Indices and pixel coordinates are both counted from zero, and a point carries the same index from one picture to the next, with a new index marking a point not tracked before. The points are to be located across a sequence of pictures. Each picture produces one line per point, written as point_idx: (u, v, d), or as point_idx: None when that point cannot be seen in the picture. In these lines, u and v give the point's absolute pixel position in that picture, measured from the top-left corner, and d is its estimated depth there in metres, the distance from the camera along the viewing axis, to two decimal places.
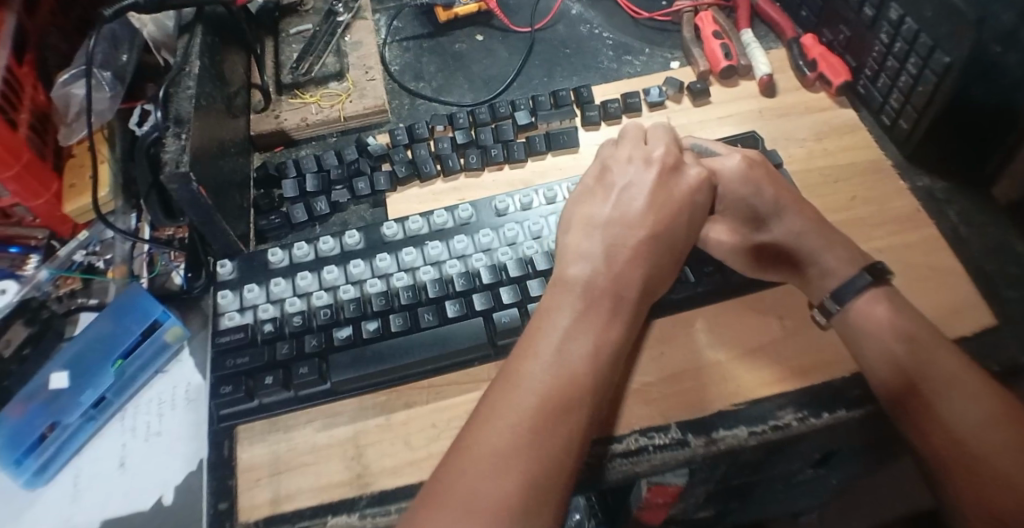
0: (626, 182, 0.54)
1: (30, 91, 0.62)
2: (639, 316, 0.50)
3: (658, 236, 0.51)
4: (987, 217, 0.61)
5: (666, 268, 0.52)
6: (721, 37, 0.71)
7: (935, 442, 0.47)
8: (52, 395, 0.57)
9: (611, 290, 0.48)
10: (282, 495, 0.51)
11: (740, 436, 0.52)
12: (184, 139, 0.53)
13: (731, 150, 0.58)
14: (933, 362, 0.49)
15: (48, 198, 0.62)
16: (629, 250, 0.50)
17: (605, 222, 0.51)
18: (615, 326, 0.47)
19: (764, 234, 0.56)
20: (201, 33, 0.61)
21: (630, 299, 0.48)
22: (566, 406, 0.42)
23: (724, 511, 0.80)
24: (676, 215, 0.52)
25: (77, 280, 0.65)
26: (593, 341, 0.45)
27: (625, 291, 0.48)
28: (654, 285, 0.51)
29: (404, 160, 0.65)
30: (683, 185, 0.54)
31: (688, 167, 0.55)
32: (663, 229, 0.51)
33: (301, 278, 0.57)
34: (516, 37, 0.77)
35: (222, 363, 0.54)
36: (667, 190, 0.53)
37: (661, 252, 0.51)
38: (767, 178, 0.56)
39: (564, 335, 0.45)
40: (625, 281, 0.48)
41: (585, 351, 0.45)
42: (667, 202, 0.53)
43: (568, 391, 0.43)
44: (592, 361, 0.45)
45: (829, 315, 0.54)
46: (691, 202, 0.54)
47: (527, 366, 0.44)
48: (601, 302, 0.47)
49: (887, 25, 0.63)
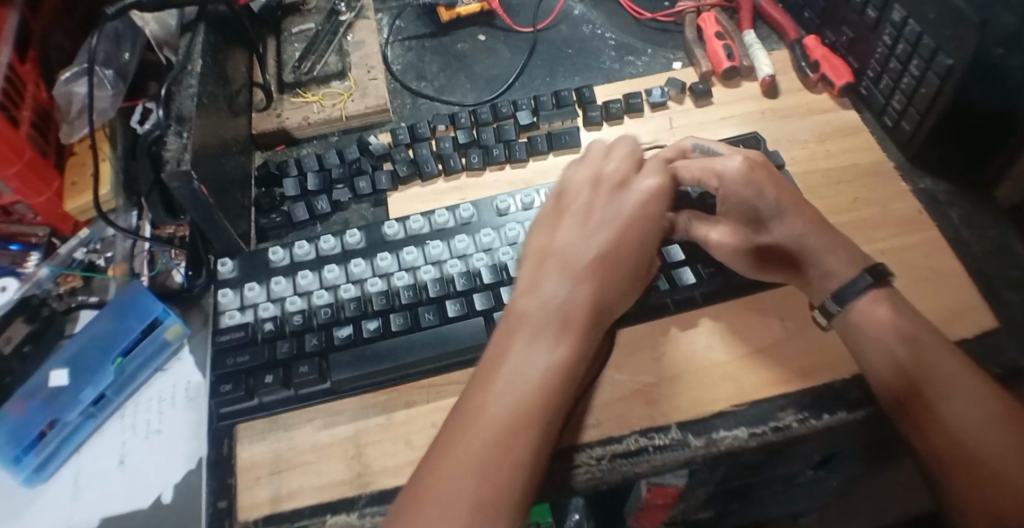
0: (578, 208, 0.53)
1: (32, 89, 0.62)
2: (597, 338, 0.50)
3: (608, 260, 0.51)
4: (989, 220, 0.61)
5: (623, 290, 0.51)
6: (723, 38, 0.71)
7: (935, 443, 0.47)
8: (52, 393, 0.57)
9: (560, 315, 0.48)
10: (281, 494, 0.51)
11: (740, 438, 0.52)
12: (186, 137, 0.53)
13: (733, 151, 0.57)
14: (933, 364, 0.49)
15: (49, 196, 0.62)
16: (576, 276, 0.50)
17: (554, 251, 0.51)
18: (566, 349, 0.47)
19: (765, 235, 0.55)
20: (204, 31, 0.61)
21: (579, 323, 0.48)
22: (519, 430, 0.43)
23: (724, 512, 0.80)
24: (628, 235, 0.52)
25: (77, 279, 0.65)
26: (544, 366, 0.46)
27: (574, 316, 0.48)
28: (611, 307, 0.51)
29: (406, 160, 0.65)
30: (638, 202, 0.53)
31: (644, 183, 0.54)
32: (613, 252, 0.51)
33: (301, 277, 0.57)
34: (518, 37, 0.77)
35: (222, 362, 0.54)
36: (619, 211, 0.53)
37: (613, 275, 0.51)
38: (770, 182, 0.55)
39: (516, 362, 0.46)
40: (576, 306, 0.49)
41: (536, 376, 0.45)
42: (618, 224, 0.52)
43: (520, 417, 0.43)
44: (544, 386, 0.45)
45: (831, 316, 0.54)
46: (645, 220, 0.53)
47: (483, 393, 0.44)
48: (549, 329, 0.47)
49: (890, 26, 0.63)
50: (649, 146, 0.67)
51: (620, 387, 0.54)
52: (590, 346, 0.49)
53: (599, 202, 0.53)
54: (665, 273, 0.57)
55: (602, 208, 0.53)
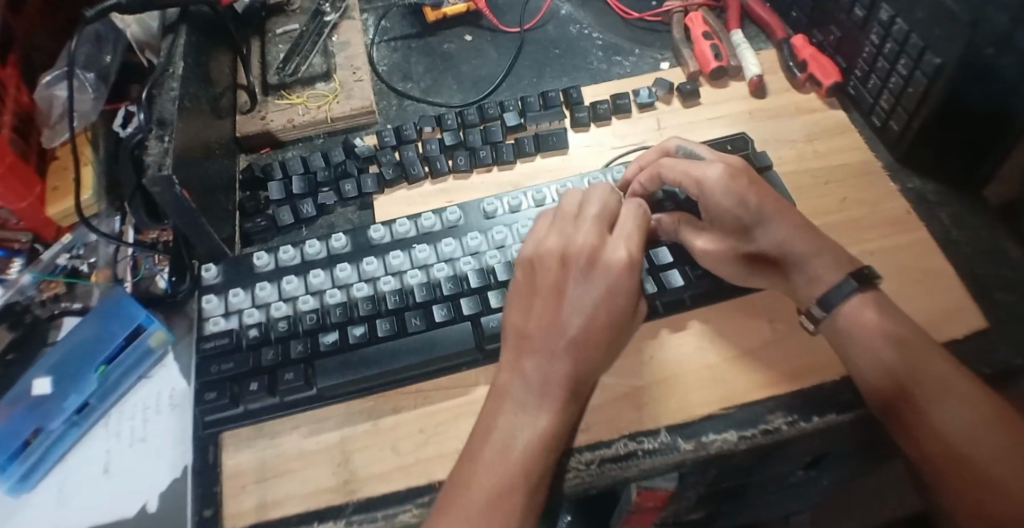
0: (549, 282, 0.51)
1: (14, 92, 0.61)
2: (580, 401, 0.49)
3: (583, 337, 0.49)
4: (977, 220, 0.61)
5: (602, 360, 0.50)
6: (711, 37, 0.71)
7: (926, 446, 0.47)
8: (36, 400, 0.56)
9: (538, 387, 0.47)
10: (268, 502, 0.50)
11: (729, 441, 0.51)
12: (168, 141, 0.52)
13: (715, 157, 0.57)
14: (923, 367, 0.48)
15: (32, 201, 0.61)
16: (552, 353, 0.48)
17: (528, 330, 0.50)
18: (549, 419, 0.47)
19: (751, 244, 0.54)
20: (185, 33, 0.60)
21: (557, 396, 0.47)
22: (508, 497, 0.44)
23: (715, 513, 0.80)
24: (601, 307, 0.49)
25: (61, 284, 0.64)
26: (528, 439, 0.46)
27: (554, 390, 0.47)
28: (592, 376, 0.49)
29: (392, 162, 0.64)
30: (608, 273, 0.50)
31: (614, 252, 0.51)
32: (587, 328, 0.49)
33: (287, 282, 0.57)
34: (505, 37, 0.76)
35: (207, 369, 0.53)
36: (590, 285, 0.50)
37: (589, 350, 0.49)
38: (750, 188, 0.54)
39: (499, 434, 0.46)
40: (554, 382, 0.48)
41: (520, 445, 0.45)
42: (589, 299, 0.50)
43: (507, 485, 0.44)
44: (528, 454, 0.45)
45: (817, 321, 0.53)
46: (617, 291, 0.50)
47: (470, 468, 0.45)
48: (530, 404, 0.47)
49: (878, 25, 0.63)
50: (637, 147, 0.66)
51: (609, 391, 0.53)
52: (573, 413, 0.48)
53: (569, 274, 0.51)
54: (654, 276, 0.57)
55: (571, 279, 0.50)
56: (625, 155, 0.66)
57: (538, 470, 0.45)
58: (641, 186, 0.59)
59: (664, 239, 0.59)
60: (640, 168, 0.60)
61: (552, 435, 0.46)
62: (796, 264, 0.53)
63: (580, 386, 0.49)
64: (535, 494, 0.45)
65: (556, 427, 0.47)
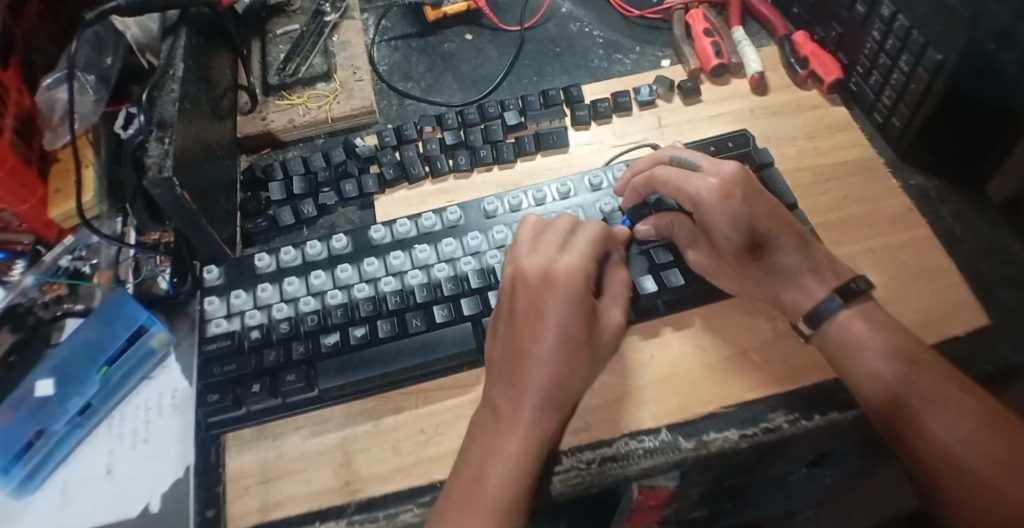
0: (505, 310, 0.52)
1: (15, 95, 0.61)
2: (554, 420, 0.49)
3: (534, 356, 0.49)
4: (979, 216, 0.61)
5: (566, 375, 0.50)
6: (712, 35, 0.70)
7: (925, 457, 0.46)
8: (39, 402, 0.56)
9: (500, 414, 0.48)
10: (270, 503, 0.50)
11: (731, 439, 0.51)
12: (168, 143, 0.52)
13: (708, 163, 0.56)
14: (921, 379, 0.48)
15: (34, 203, 0.61)
16: (511, 378, 0.49)
17: (494, 361, 0.51)
18: (517, 441, 0.47)
19: (744, 256, 0.55)
20: (186, 35, 0.60)
21: (520, 416, 0.48)
22: (482, 512, 0.44)
23: (719, 512, 0.80)
24: (553, 324, 0.50)
25: (63, 286, 0.64)
26: (497, 458, 0.46)
27: (517, 412, 0.48)
28: (558, 393, 0.49)
29: (393, 162, 0.64)
30: (554, 290, 0.51)
31: (559, 270, 0.51)
32: (539, 345, 0.49)
33: (288, 283, 0.57)
34: (506, 36, 0.76)
35: (209, 371, 0.53)
36: (542, 306, 0.50)
37: (547, 369, 0.49)
38: (744, 206, 0.54)
39: (473, 463, 0.47)
40: (516, 399, 0.48)
41: (491, 470, 0.46)
42: (537, 320, 0.50)
43: (479, 509, 0.44)
44: (500, 474, 0.46)
45: (807, 336, 0.53)
46: (565, 307, 0.50)
47: (448, 490, 0.46)
48: (496, 425, 0.48)
49: (879, 22, 0.62)
50: (638, 145, 0.66)
51: (609, 391, 0.53)
52: (544, 431, 0.48)
53: (519, 297, 0.51)
54: (653, 274, 0.57)
55: (519, 300, 0.51)
56: (625, 154, 0.66)
57: (514, 494, 0.45)
58: (633, 190, 0.59)
59: (651, 242, 0.58)
60: (633, 173, 0.60)
61: (524, 457, 0.47)
62: (785, 280, 0.54)
63: (546, 405, 0.49)
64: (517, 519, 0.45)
65: (526, 449, 0.47)
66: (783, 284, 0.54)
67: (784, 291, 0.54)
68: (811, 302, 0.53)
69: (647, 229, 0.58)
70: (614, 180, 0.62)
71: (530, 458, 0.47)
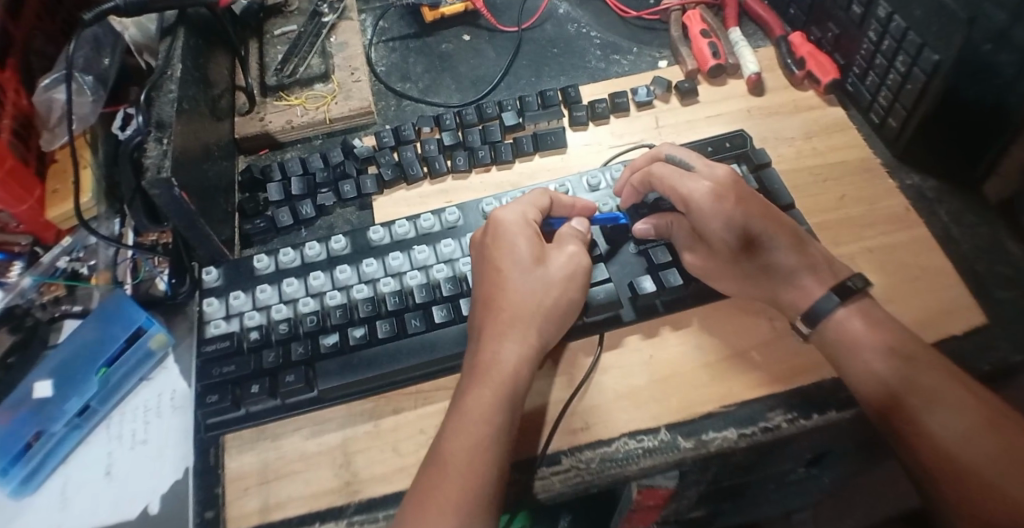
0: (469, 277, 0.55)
1: (13, 95, 0.62)
2: (518, 360, 0.49)
3: (490, 307, 0.52)
4: (976, 216, 0.61)
5: (522, 316, 0.51)
6: (709, 36, 0.71)
7: (923, 455, 0.46)
8: (39, 403, 0.56)
9: (465, 371, 0.50)
10: (270, 504, 0.50)
11: (730, 438, 0.51)
12: (166, 144, 0.52)
13: (704, 166, 0.57)
14: (918, 377, 0.48)
15: (32, 204, 0.61)
16: (475, 333, 0.51)
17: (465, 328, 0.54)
18: (477, 388, 0.48)
19: (740, 258, 0.55)
20: (183, 35, 0.60)
21: (478, 362, 0.49)
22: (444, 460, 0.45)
23: (717, 511, 0.80)
24: (496, 270, 0.52)
25: (61, 287, 0.64)
26: (460, 406, 0.48)
27: (476, 362, 0.49)
28: (518, 332, 0.50)
29: (391, 163, 0.64)
30: (493, 238, 0.54)
31: (496, 221, 0.54)
32: (489, 294, 0.52)
33: (287, 284, 0.57)
34: (504, 36, 0.76)
35: (208, 372, 0.53)
36: (486, 257, 0.53)
37: (500, 314, 0.51)
38: (736, 209, 0.54)
39: (444, 423, 0.48)
40: (477, 349, 0.50)
41: (456, 419, 0.47)
42: (484, 272, 0.53)
43: (447, 460, 0.45)
44: (462, 421, 0.47)
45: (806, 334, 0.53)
46: (506, 251, 0.53)
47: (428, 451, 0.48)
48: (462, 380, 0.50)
49: (875, 22, 0.63)
50: (636, 145, 0.66)
51: (608, 391, 0.53)
52: (510, 372, 0.49)
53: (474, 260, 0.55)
54: (651, 275, 0.57)
55: (477, 262, 0.54)
56: (623, 154, 0.66)
57: (478, 443, 0.46)
58: (632, 188, 0.59)
59: (650, 241, 0.58)
60: (631, 171, 0.60)
61: (487, 400, 0.47)
62: (785, 279, 0.54)
63: (503, 347, 0.49)
64: (485, 466, 0.45)
65: (487, 393, 0.48)
66: (784, 283, 0.54)
67: (784, 290, 0.54)
68: (808, 301, 0.53)
69: (645, 228, 0.57)
70: (612, 181, 0.62)
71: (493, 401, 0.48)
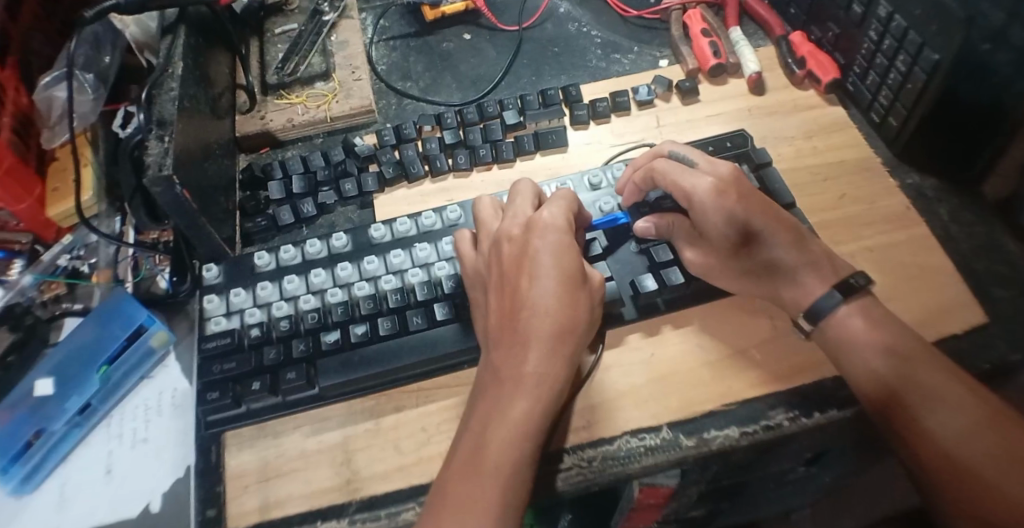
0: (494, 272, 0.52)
1: (13, 94, 0.61)
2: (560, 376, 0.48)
3: (533, 313, 0.48)
4: (975, 215, 0.61)
5: (567, 329, 0.49)
6: (710, 35, 0.71)
7: (921, 452, 0.47)
8: (38, 402, 0.56)
9: (502, 378, 0.47)
10: (271, 502, 0.50)
11: (732, 437, 0.51)
12: (168, 141, 0.52)
13: (707, 164, 0.56)
14: (916, 374, 0.48)
15: (31, 203, 0.61)
16: (514, 339, 0.48)
17: (491, 326, 0.50)
18: (521, 403, 0.46)
19: (740, 255, 0.55)
20: (184, 33, 0.60)
21: (523, 374, 0.47)
22: (485, 474, 0.44)
23: (717, 510, 0.80)
24: (544, 275, 0.49)
25: (61, 285, 0.64)
26: (502, 420, 0.46)
27: (520, 373, 0.47)
28: (563, 347, 0.48)
29: (392, 161, 0.64)
30: (538, 241, 0.51)
31: (542, 223, 0.52)
32: (535, 299, 0.49)
33: (288, 282, 0.57)
34: (504, 36, 0.76)
35: (209, 369, 0.53)
36: (530, 258, 0.50)
37: (547, 323, 0.48)
38: (739, 203, 0.54)
39: (476, 432, 0.46)
40: (516, 357, 0.48)
41: (494, 432, 0.45)
42: (532, 275, 0.49)
43: (486, 475, 0.44)
44: (505, 437, 0.45)
45: (808, 330, 0.53)
46: (557, 257, 0.50)
47: (454, 459, 0.46)
48: (499, 387, 0.47)
49: (876, 22, 0.63)
50: (637, 144, 0.66)
51: (609, 389, 0.54)
52: (551, 388, 0.47)
53: (512, 256, 0.51)
54: (653, 273, 0.57)
55: (512, 260, 0.51)
56: (624, 153, 0.66)
57: (517, 460, 0.45)
58: (634, 186, 0.59)
59: (651, 240, 0.58)
60: (632, 170, 0.60)
61: (530, 418, 0.46)
62: (786, 276, 0.54)
63: (547, 362, 0.47)
64: (522, 484, 0.45)
65: (532, 411, 0.46)
66: (785, 280, 0.54)
67: (785, 287, 0.54)
68: (810, 299, 0.53)
69: (647, 225, 0.57)
70: (613, 180, 0.62)
71: (536, 418, 0.46)
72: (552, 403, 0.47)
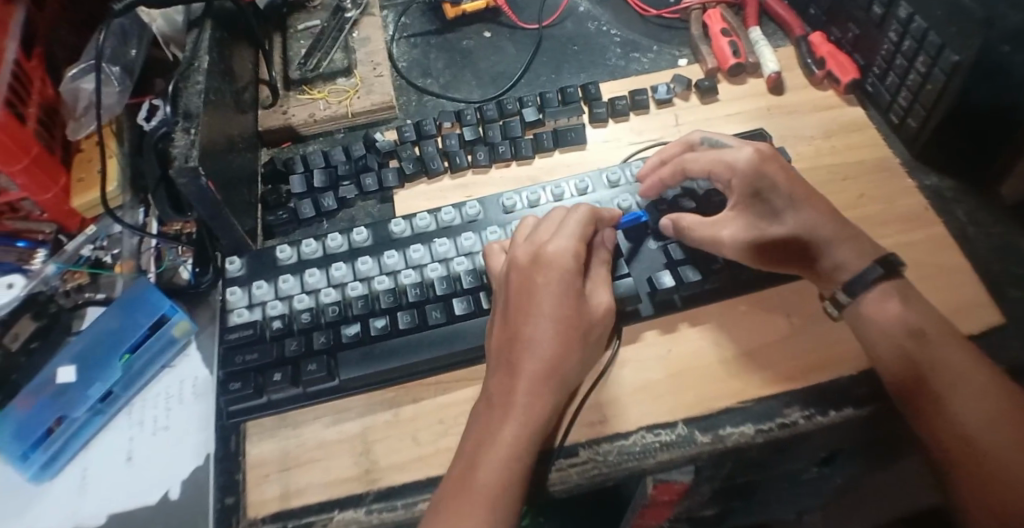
0: (501, 295, 0.52)
1: (39, 85, 0.62)
2: (549, 403, 0.48)
3: (529, 344, 0.49)
4: (992, 216, 0.61)
5: (561, 361, 0.49)
6: (729, 35, 0.71)
7: (940, 434, 0.47)
8: (60, 388, 0.57)
9: (494, 402, 0.48)
10: (290, 491, 0.51)
11: (747, 434, 0.51)
12: (193, 134, 0.53)
13: (742, 143, 0.57)
14: (942, 358, 0.48)
15: (56, 192, 0.62)
16: (510, 367, 0.49)
17: (491, 348, 0.51)
18: (509, 429, 0.46)
19: (775, 232, 0.54)
20: (209, 27, 0.61)
21: (516, 402, 0.47)
22: (473, 494, 0.44)
23: (729, 510, 0.80)
24: (545, 307, 0.49)
25: (84, 274, 0.64)
26: (491, 444, 0.46)
27: (510, 400, 0.47)
28: (553, 377, 0.49)
29: (412, 157, 0.65)
30: (544, 272, 0.50)
31: (549, 254, 0.51)
32: (534, 330, 0.49)
33: (310, 275, 0.57)
34: (524, 33, 0.77)
35: (231, 359, 0.54)
36: (532, 288, 0.50)
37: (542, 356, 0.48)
38: (782, 173, 0.54)
39: (469, 453, 0.46)
40: (511, 384, 0.48)
41: (484, 454, 0.45)
42: (529, 305, 0.50)
43: (473, 497, 0.44)
44: (496, 459, 0.45)
45: (841, 307, 0.53)
46: (557, 291, 0.50)
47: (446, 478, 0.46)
48: (491, 412, 0.48)
49: (896, 23, 0.63)
50: (655, 143, 0.67)
51: (625, 383, 0.54)
52: (541, 417, 0.48)
53: (517, 283, 0.51)
54: (670, 270, 0.57)
55: (516, 288, 0.51)
56: (642, 151, 0.66)
57: (506, 481, 0.45)
58: (659, 180, 0.59)
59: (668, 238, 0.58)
60: (659, 163, 0.60)
61: (520, 442, 0.46)
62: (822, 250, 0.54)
63: (539, 393, 0.48)
64: (508, 508, 0.44)
65: (520, 435, 0.46)
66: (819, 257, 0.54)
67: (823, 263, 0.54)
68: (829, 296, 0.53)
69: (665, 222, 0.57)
70: (632, 177, 0.62)
71: (525, 443, 0.46)
72: (541, 429, 0.48)
